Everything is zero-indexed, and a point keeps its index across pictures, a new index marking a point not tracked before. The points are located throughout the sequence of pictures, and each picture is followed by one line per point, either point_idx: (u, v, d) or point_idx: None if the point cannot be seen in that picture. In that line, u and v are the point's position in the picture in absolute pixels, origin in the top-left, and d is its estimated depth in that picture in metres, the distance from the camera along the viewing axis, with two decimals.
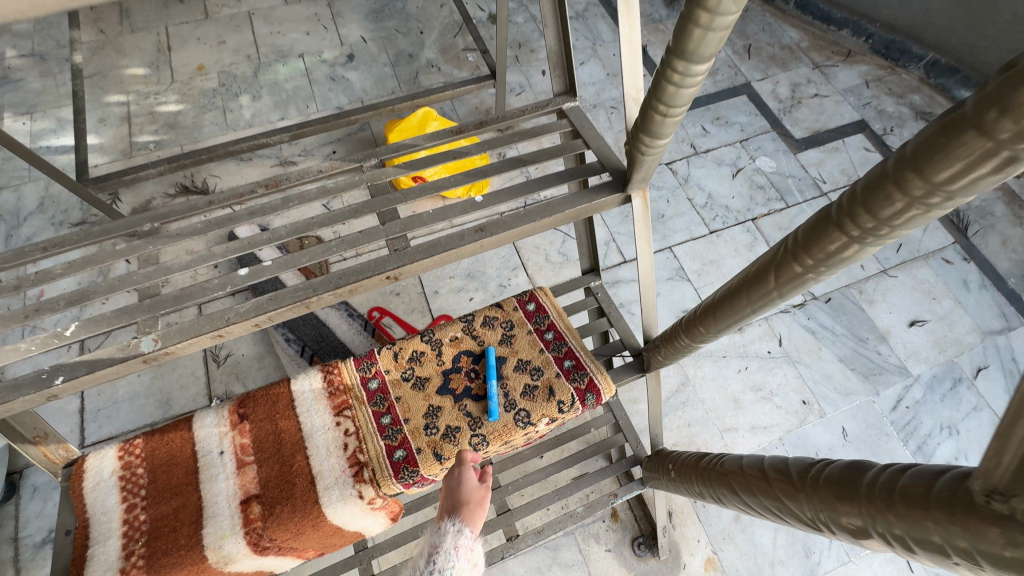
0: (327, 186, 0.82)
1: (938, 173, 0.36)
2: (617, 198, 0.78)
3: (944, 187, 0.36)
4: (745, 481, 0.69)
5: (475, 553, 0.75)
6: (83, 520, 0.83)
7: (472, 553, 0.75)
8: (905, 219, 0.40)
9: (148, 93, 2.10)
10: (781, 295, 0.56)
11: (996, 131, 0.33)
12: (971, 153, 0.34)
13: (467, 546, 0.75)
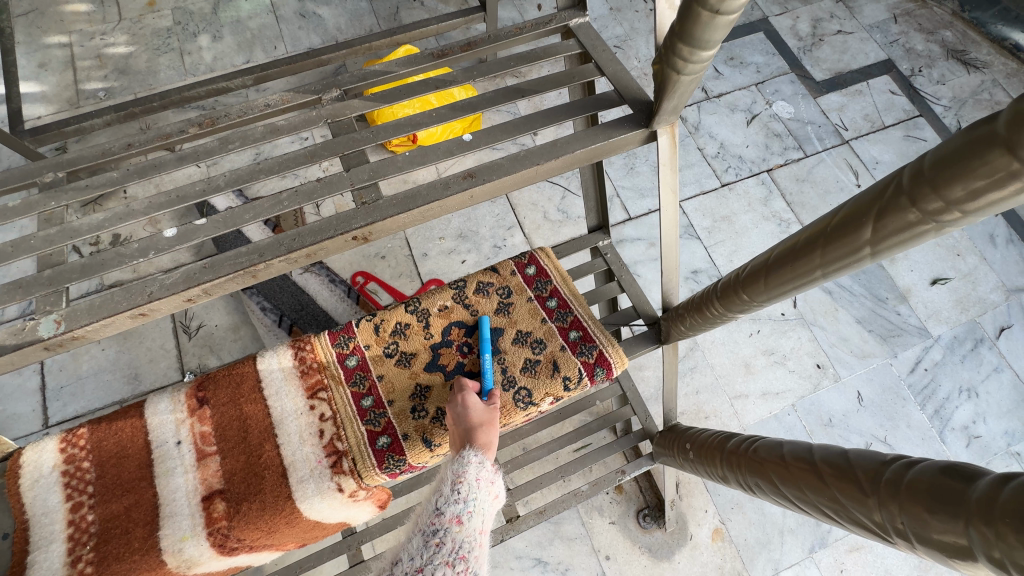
0: (281, 126, 0.67)
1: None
2: (636, 135, 0.63)
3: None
4: (786, 473, 0.59)
5: (497, 485, 0.65)
6: (19, 522, 0.71)
7: (495, 484, 0.65)
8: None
9: (93, 32, 1.85)
10: (874, 252, 0.46)
11: None
12: None
13: (491, 477, 0.65)
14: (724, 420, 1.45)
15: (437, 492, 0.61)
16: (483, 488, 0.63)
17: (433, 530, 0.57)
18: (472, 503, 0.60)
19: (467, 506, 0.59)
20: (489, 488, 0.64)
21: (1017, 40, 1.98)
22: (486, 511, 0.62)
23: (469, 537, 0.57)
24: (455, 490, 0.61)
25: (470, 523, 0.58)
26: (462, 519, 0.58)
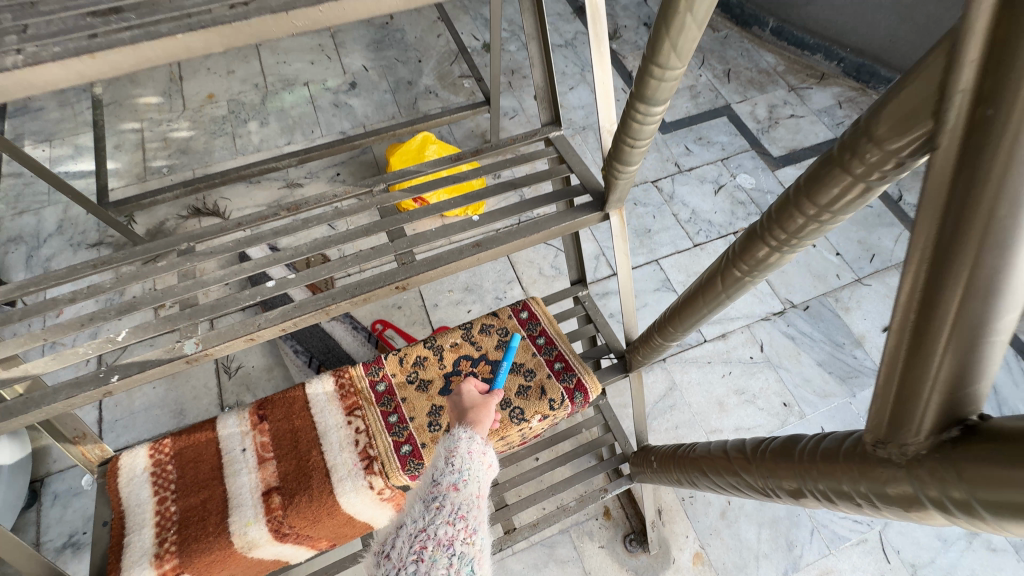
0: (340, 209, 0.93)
1: (821, 198, 0.46)
2: (597, 215, 0.88)
3: (826, 208, 0.47)
4: (715, 462, 0.78)
5: (486, 456, 0.78)
6: (119, 512, 0.91)
7: (483, 456, 0.77)
8: (805, 231, 0.51)
9: (161, 120, 2.22)
10: (727, 296, 0.66)
11: (853, 167, 0.43)
12: (840, 183, 0.44)
13: (479, 450, 0.77)
14: None
15: (434, 466, 0.74)
16: (473, 459, 0.75)
17: (433, 496, 0.69)
18: (464, 472, 0.72)
19: (459, 475, 0.72)
20: (479, 459, 0.76)
21: None
22: (477, 478, 0.74)
23: (464, 498, 0.69)
24: (449, 463, 0.73)
25: (464, 488, 0.70)
26: (457, 486, 0.70)
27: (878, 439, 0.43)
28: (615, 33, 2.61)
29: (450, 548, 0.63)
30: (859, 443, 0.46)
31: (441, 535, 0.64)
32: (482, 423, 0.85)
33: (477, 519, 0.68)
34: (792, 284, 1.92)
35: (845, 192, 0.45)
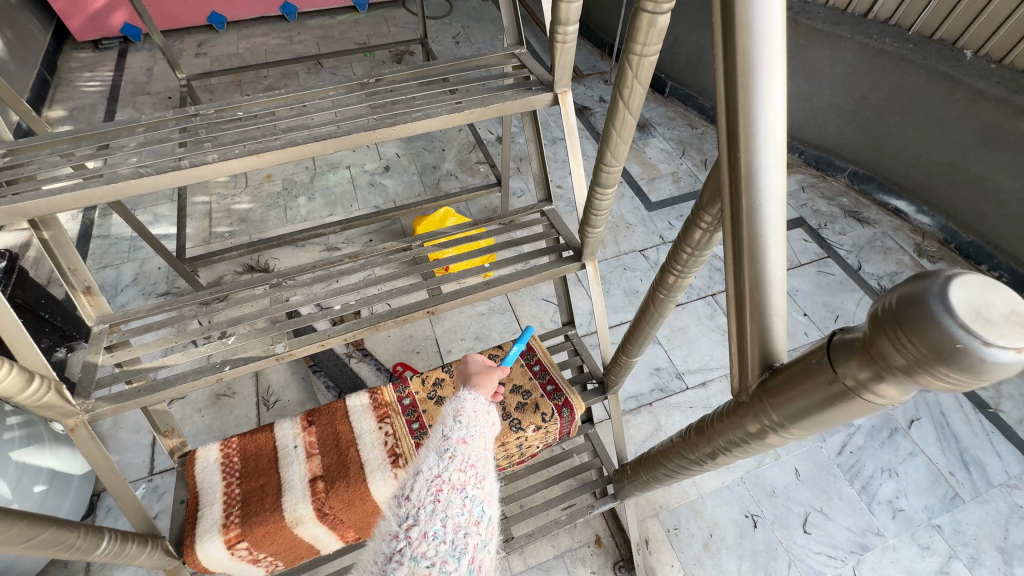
0: None
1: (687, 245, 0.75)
2: (576, 264, 1.17)
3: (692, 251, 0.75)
4: (665, 451, 1.01)
5: (492, 414, 0.79)
6: (194, 493, 1.13)
7: (489, 413, 0.79)
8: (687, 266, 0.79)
9: (227, 195, 2.65)
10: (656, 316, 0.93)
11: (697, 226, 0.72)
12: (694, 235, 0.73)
13: (485, 408, 0.79)
14: (686, 488, 1.78)
15: (442, 422, 0.74)
16: (480, 416, 0.76)
17: (445, 447, 0.69)
18: (473, 427, 0.73)
19: (468, 430, 0.73)
20: (485, 416, 0.77)
21: (895, 205, 2.67)
22: (484, 432, 0.75)
23: (475, 449, 0.71)
24: (457, 420, 0.74)
25: (473, 441, 0.72)
26: (467, 439, 0.71)
27: (739, 393, 0.69)
28: None
29: (465, 491, 0.65)
30: (732, 398, 0.71)
31: (456, 479, 0.65)
32: (487, 388, 0.84)
33: (485, 467, 0.70)
34: None
35: (704, 238, 0.72)
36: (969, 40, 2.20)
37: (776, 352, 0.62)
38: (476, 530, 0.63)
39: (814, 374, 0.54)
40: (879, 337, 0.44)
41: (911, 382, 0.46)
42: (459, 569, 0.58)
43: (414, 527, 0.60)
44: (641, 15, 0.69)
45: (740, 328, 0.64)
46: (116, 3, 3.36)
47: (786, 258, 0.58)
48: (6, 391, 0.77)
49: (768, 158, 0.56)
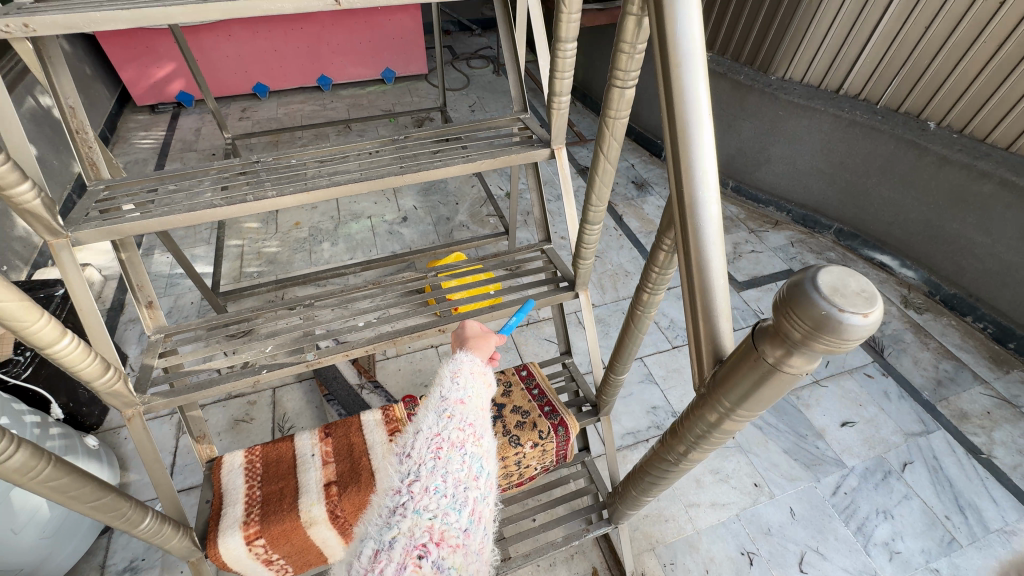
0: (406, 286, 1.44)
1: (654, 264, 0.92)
2: (570, 293, 1.35)
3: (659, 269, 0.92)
4: (647, 460, 1.10)
5: (486, 375, 0.92)
6: (219, 493, 1.24)
7: (484, 374, 0.92)
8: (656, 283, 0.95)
9: (258, 239, 2.90)
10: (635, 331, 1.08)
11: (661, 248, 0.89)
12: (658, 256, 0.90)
13: (479, 369, 0.92)
14: (681, 524, 1.82)
15: (441, 384, 0.87)
16: (475, 377, 0.89)
17: (444, 408, 0.82)
18: (468, 388, 0.86)
19: (465, 391, 0.86)
20: (480, 377, 0.91)
21: (881, 259, 2.83)
22: (479, 393, 0.88)
23: (470, 410, 0.83)
24: (455, 381, 0.87)
25: (469, 402, 0.85)
26: (464, 399, 0.84)
27: (700, 386, 0.81)
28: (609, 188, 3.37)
29: (463, 449, 0.78)
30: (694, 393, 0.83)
31: (455, 438, 0.78)
32: (483, 351, 0.98)
33: (481, 426, 0.83)
34: None
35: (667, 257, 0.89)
36: (931, 112, 2.44)
37: (724, 346, 0.75)
38: (475, 483, 0.76)
39: (750, 361, 0.67)
40: (781, 320, 0.58)
41: (814, 353, 0.59)
42: (459, 518, 0.71)
43: (416, 483, 0.73)
44: (613, 90, 0.91)
45: (695, 327, 0.77)
46: (175, 74, 3.84)
47: (726, 267, 0.72)
48: (87, 376, 0.93)
49: (706, 189, 0.70)
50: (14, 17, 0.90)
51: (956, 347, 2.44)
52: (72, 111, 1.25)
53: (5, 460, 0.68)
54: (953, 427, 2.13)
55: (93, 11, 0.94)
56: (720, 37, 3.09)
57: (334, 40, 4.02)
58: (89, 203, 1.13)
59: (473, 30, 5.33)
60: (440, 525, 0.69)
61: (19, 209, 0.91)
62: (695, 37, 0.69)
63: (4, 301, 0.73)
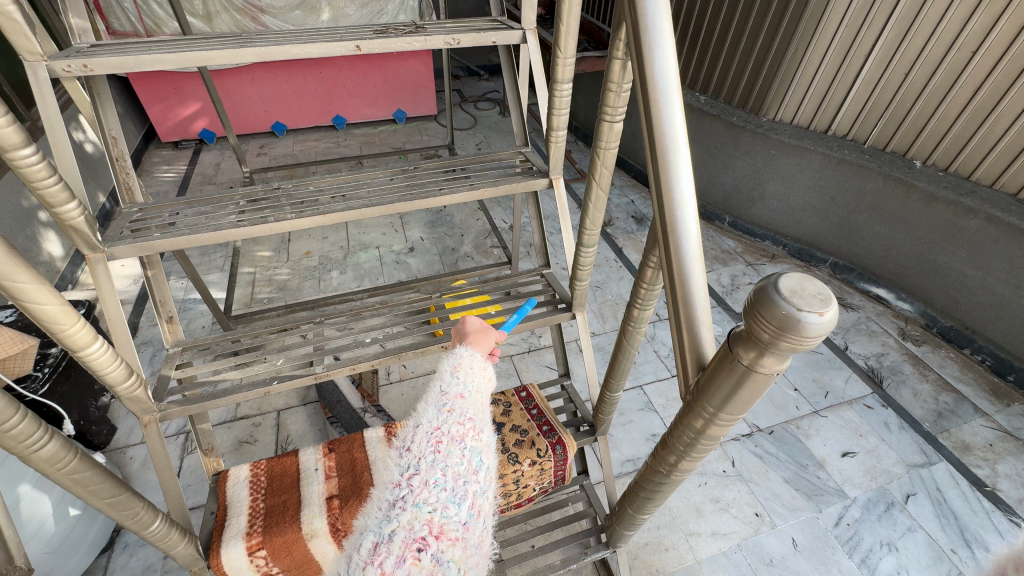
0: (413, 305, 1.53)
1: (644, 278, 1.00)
2: (568, 314, 1.45)
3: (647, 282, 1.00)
4: (640, 474, 0.99)
5: (486, 369, 0.97)
6: (224, 504, 1.27)
7: (483, 369, 0.96)
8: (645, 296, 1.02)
9: (269, 267, 3.00)
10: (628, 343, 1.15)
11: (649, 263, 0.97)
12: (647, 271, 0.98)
13: (479, 364, 0.96)
14: (681, 553, 1.80)
15: (442, 379, 0.92)
16: (474, 372, 0.94)
17: (444, 402, 0.87)
18: (468, 383, 0.91)
19: (464, 386, 0.91)
20: (479, 371, 0.95)
21: (877, 292, 2.89)
22: (479, 388, 0.93)
23: (470, 404, 0.88)
24: (455, 376, 0.92)
25: (469, 396, 0.89)
26: (463, 394, 0.89)
27: (684, 395, 0.80)
28: (609, 223, 3.49)
29: (462, 443, 0.83)
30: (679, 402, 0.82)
31: (454, 433, 0.83)
32: (483, 346, 1.02)
33: (480, 421, 0.88)
34: (757, 411, 2.28)
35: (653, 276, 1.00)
36: (917, 151, 2.56)
37: (707, 354, 0.75)
38: (474, 477, 0.81)
39: (728, 364, 0.68)
40: (752, 324, 0.62)
41: (784, 352, 0.62)
42: (458, 512, 0.75)
43: (416, 476, 0.77)
44: (602, 124, 1.04)
45: (679, 337, 0.76)
46: (199, 113, 4.07)
47: (707, 286, 0.72)
48: (113, 379, 1.00)
49: (683, 213, 0.71)
50: (75, 59, 1.02)
51: (955, 379, 2.45)
52: (113, 142, 1.37)
53: (39, 449, 0.73)
54: (955, 458, 2.12)
55: (143, 54, 1.07)
56: (713, 81, 3.28)
57: (349, 83, 4.27)
58: (123, 223, 1.23)
59: (481, 75, 5.64)
60: (440, 518, 0.73)
61: (63, 224, 1.01)
62: (670, 62, 0.72)
63: (46, 304, 0.80)
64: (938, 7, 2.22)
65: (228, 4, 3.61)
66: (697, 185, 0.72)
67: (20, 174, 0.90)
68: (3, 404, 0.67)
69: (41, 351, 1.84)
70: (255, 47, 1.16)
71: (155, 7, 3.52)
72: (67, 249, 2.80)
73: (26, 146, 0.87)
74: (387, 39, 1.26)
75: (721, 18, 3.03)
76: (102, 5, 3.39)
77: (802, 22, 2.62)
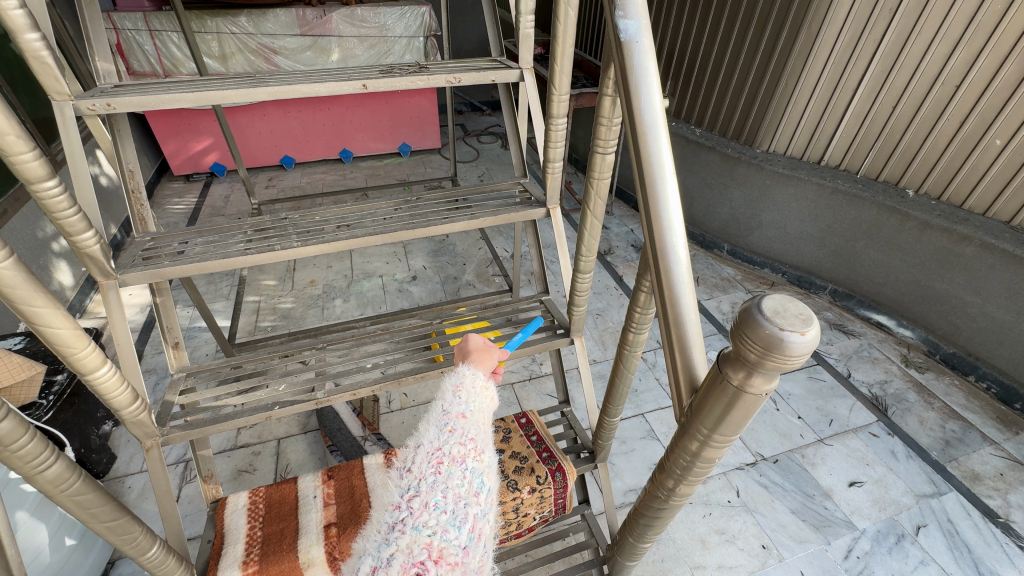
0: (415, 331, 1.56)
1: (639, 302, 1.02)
2: (567, 339, 1.48)
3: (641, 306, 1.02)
4: (639, 499, 0.93)
5: (488, 389, 0.98)
6: (221, 532, 1.26)
7: (486, 389, 0.97)
8: (639, 319, 1.04)
9: (274, 295, 3.05)
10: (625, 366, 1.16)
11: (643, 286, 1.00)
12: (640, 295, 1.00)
13: (482, 384, 0.97)
14: None
15: (444, 399, 0.93)
16: (477, 391, 0.95)
17: (446, 422, 0.88)
18: (470, 403, 0.92)
19: (466, 405, 0.92)
20: (482, 391, 0.96)
21: (877, 319, 2.89)
22: (481, 407, 0.94)
23: (471, 424, 0.89)
24: (457, 396, 0.93)
25: (471, 416, 0.91)
26: (465, 414, 0.90)
27: (678, 418, 0.79)
28: (609, 251, 3.54)
29: (463, 464, 0.83)
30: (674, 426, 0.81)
31: (455, 453, 0.84)
32: (486, 364, 1.03)
33: (482, 441, 0.88)
34: (761, 440, 2.25)
35: (646, 300, 1.02)
36: (909, 180, 2.61)
37: (700, 375, 0.74)
38: (475, 500, 0.81)
39: (718, 387, 0.67)
40: (739, 344, 0.62)
41: (772, 371, 0.62)
42: (458, 535, 0.76)
43: (417, 498, 0.78)
44: (596, 155, 1.09)
45: (672, 360, 0.77)
46: (211, 147, 4.22)
47: (697, 306, 0.73)
48: (118, 404, 1.02)
49: (672, 236, 0.74)
50: (99, 98, 1.09)
51: (961, 407, 2.42)
52: (129, 174, 1.44)
53: (45, 470, 0.75)
54: (965, 488, 2.08)
55: (162, 93, 1.14)
56: (707, 115, 3.39)
57: (357, 119, 4.43)
58: (136, 252, 1.27)
59: (483, 110, 5.85)
60: (439, 542, 0.74)
61: (79, 252, 1.06)
62: (656, 99, 0.76)
63: (58, 328, 0.83)
64: (920, 44, 2.33)
65: (243, 45, 3.80)
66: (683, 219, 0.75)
67: (42, 205, 0.95)
68: (12, 425, 0.69)
69: (46, 378, 1.87)
70: (268, 86, 1.23)
71: (174, 49, 3.70)
72: (77, 278, 2.86)
73: (49, 179, 0.92)
74: (392, 78, 1.33)
75: (713, 56, 3.17)
76: (124, 47, 3.57)
77: (792, 58, 2.74)
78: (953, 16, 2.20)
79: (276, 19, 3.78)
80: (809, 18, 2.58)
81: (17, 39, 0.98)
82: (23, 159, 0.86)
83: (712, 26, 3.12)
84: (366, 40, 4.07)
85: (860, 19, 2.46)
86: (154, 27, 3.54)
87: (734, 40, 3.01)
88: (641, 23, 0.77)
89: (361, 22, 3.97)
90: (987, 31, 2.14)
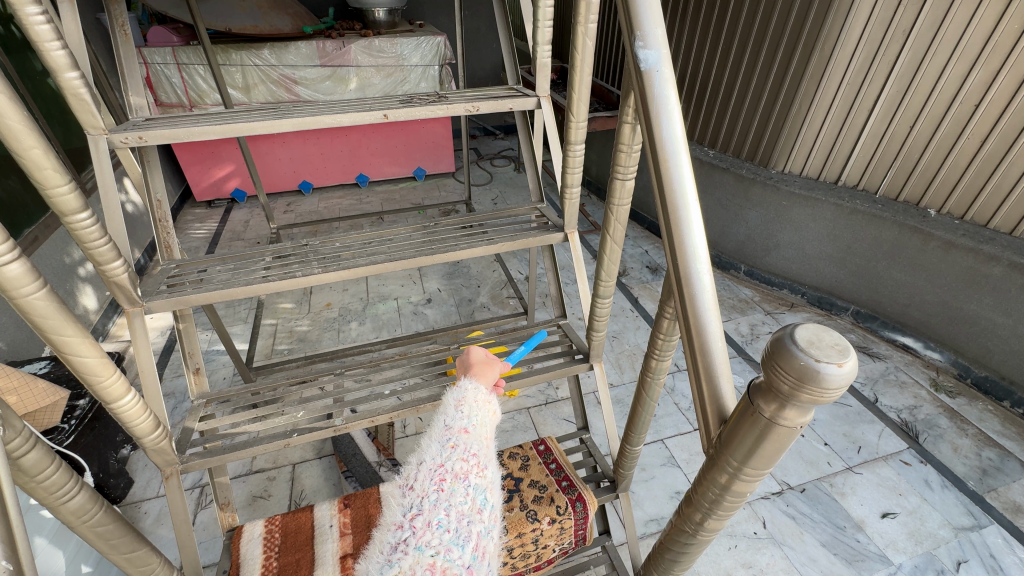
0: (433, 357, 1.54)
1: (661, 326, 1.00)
2: (585, 364, 1.45)
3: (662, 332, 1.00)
4: (665, 532, 0.87)
5: (491, 403, 0.96)
6: (237, 562, 1.24)
7: (488, 403, 0.95)
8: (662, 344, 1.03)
9: (291, 318, 3.08)
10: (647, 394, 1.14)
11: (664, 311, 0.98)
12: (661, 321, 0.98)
13: (484, 398, 0.95)
14: None
15: (446, 414, 0.91)
16: (479, 406, 0.93)
17: (447, 438, 0.87)
18: (471, 418, 0.90)
19: (468, 420, 0.90)
20: (484, 405, 0.94)
21: (903, 341, 2.80)
22: (484, 421, 0.92)
23: (474, 439, 0.87)
24: (459, 411, 0.91)
25: (472, 431, 0.89)
26: (467, 429, 0.88)
27: (707, 448, 0.76)
28: (624, 273, 3.53)
29: (466, 480, 0.81)
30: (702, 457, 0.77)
31: (458, 470, 0.82)
32: (488, 378, 1.00)
33: (485, 456, 0.87)
34: (786, 468, 2.18)
35: (669, 327, 1.01)
36: (931, 199, 2.58)
37: (729, 406, 0.72)
38: (478, 517, 0.79)
39: (749, 418, 0.65)
40: (771, 375, 0.60)
41: (807, 405, 0.60)
42: (462, 554, 0.75)
43: (420, 518, 0.77)
44: (615, 181, 1.10)
45: (699, 389, 0.74)
46: (233, 174, 4.34)
47: (724, 335, 0.72)
48: (140, 431, 1.03)
49: (696, 262, 0.73)
50: (132, 132, 1.13)
51: (997, 434, 2.31)
52: (157, 202, 1.48)
53: (68, 501, 0.75)
54: (1007, 521, 1.97)
55: (191, 126, 1.18)
56: (721, 136, 3.40)
57: (373, 145, 4.53)
58: (160, 278, 1.29)
59: (496, 134, 5.96)
60: (442, 562, 0.73)
61: (108, 280, 1.08)
62: (676, 127, 0.76)
63: (86, 357, 0.84)
64: (937, 62, 2.32)
65: (266, 76, 3.95)
66: (706, 244, 0.74)
67: (75, 236, 0.98)
68: (40, 456, 0.69)
69: (69, 403, 1.93)
70: (292, 117, 1.26)
71: (200, 80, 3.85)
72: (101, 301, 2.92)
73: (82, 211, 0.95)
74: (413, 107, 1.36)
75: (725, 80, 3.20)
76: (153, 80, 3.73)
77: (805, 80, 2.74)
78: (970, 35, 2.20)
79: (297, 51, 3.91)
80: (823, 39, 2.60)
81: (58, 78, 1.02)
82: (59, 192, 0.89)
83: (723, 51, 3.17)
84: (383, 69, 4.19)
85: (874, 39, 2.47)
86: (182, 60, 3.70)
87: (746, 63, 3.04)
88: (660, 53, 0.77)
89: (378, 52, 4.10)
90: (1006, 49, 2.13)
